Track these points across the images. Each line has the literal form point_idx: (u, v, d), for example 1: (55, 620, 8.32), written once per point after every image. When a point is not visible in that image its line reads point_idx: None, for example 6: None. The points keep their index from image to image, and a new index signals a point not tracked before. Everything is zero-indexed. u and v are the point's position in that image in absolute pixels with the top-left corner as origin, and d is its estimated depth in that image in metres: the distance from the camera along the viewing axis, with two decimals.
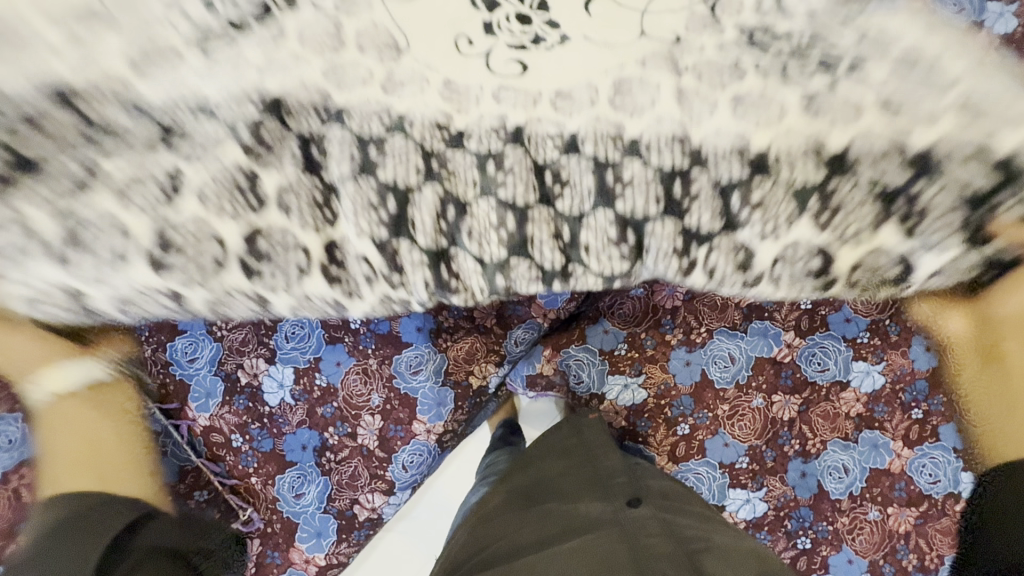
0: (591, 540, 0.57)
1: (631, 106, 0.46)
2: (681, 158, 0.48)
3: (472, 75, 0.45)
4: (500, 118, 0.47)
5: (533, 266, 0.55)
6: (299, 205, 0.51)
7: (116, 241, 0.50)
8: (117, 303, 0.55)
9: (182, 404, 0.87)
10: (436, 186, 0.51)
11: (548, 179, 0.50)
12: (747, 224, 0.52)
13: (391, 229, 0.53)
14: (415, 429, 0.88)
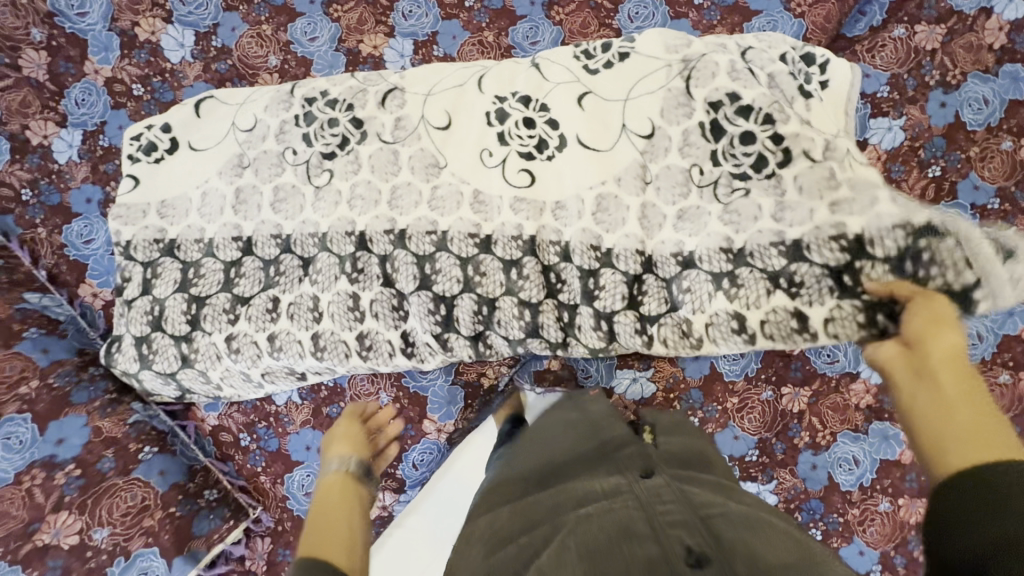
0: (597, 509, 0.58)
1: (605, 224, 0.79)
2: (637, 266, 0.79)
3: (494, 173, 0.83)
4: (518, 228, 0.81)
5: (542, 341, 0.81)
6: (383, 310, 0.81)
7: (270, 345, 0.81)
8: (262, 377, 0.83)
9: (188, 405, 0.88)
10: (472, 293, 0.81)
11: (550, 277, 0.81)
12: (684, 304, 0.78)
13: (444, 325, 0.81)
14: (425, 428, 0.88)
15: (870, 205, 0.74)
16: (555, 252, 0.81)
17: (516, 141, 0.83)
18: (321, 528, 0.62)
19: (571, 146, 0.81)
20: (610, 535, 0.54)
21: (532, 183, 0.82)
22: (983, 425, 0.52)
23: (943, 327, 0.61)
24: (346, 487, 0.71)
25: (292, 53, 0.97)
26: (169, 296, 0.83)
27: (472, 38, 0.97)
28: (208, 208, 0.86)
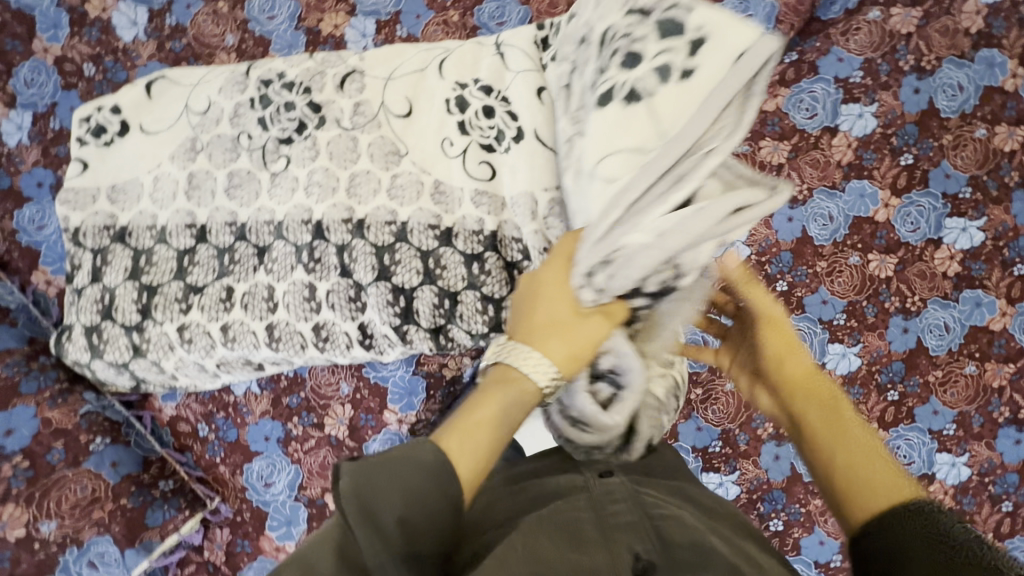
0: (548, 509, 0.54)
1: (558, 230, 0.76)
2: None
3: (454, 165, 0.80)
4: (478, 222, 0.79)
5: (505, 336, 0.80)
6: (339, 301, 0.79)
7: (223, 334, 0.79)
8: (217, 367, 0.81)
9: (144, 396, 0.88)
10: (432, 285, 0.79)
11: (512, 271, 0.79)
12: None
13: (403, 318, 0.79)
14: (386, 419, 0.87)
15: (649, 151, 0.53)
16: (516, 250, 0.79)
17: (476, 131, 0.80)
18: (469, 436, 0.48)
19: (527, 140, 0.77)
20: (554, 537, 0.49)
21: (492, 177, 0.79)
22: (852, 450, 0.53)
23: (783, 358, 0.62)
24: (522, 398, 0.52)
25: (249, 32, 0.94)
26: (120, 285, 0.81)
27: (437, 18, 0.94)
28: (161, 193, 0.83)
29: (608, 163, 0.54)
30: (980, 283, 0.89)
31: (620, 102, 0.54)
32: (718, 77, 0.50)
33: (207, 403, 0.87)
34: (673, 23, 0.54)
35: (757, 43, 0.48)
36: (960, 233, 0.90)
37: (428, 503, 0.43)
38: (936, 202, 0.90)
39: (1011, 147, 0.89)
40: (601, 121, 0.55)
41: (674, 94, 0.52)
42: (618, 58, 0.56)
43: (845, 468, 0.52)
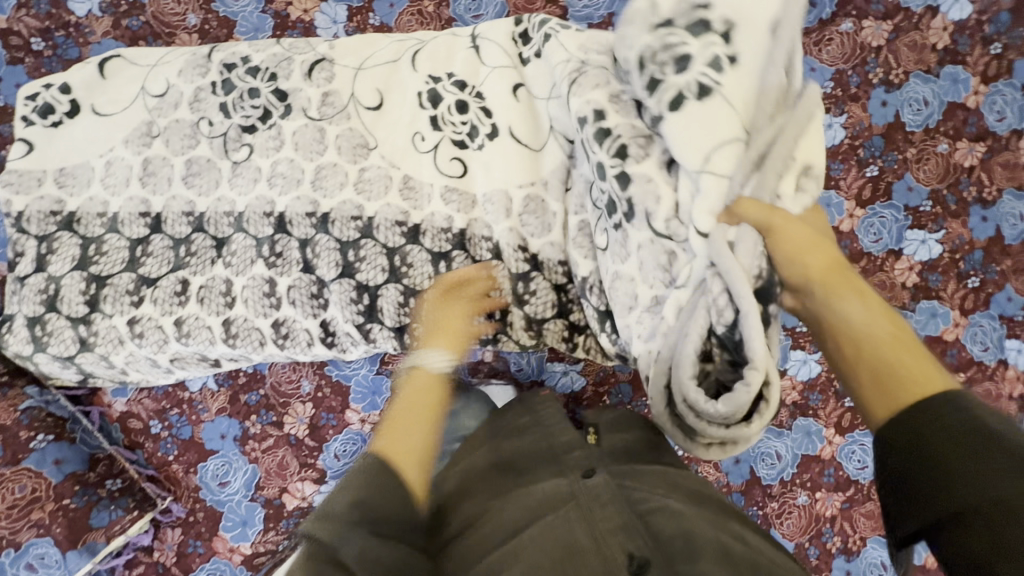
0: (541, 525, 0.51)
1: (532, 227, 0.76)
2: (562, 277, 0.77)
3: (424, 160, 0.79)
4: (447, 220, 0.77)
5: (471, 335, 0.79)
6: (300, 297, 0.77)
7: (177, 328, 0.76)
8: (171, 362, 0.78)
9: (93, 390, 0.85)
10: (397, 284, 0.77)
11: (480, 272, 0.78)
12: (572, 311, 0.78)
13: (366, 315, 0.77)
14: (348, 418, 0.84)
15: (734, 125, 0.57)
16: (486, 249, 0.77)
17: (449, 127, 0.79)
18: (393, 424, 0.56)
19: (503, 137, 0.77)
20: (552, 556, 0.48)
21: (463, 173, 0.78)
22: (901, 355, 0.48)
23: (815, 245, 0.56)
24: (427, 385, 0.61)
25: (213, 12, 0.90)
26: (67, 274, 0.77)
27: (411, 8, 0.91)
28: (113, 178, 0.79)
29: (717, 158, 0.57)
30: (936, 294, 0.92)
31: (696, 99, 0.58)
32: (762, 54, 0.59)
33: (161, 398, 0.84)
34: (700, 20, 0.60)
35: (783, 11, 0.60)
36: (920, 245, 0.92)
37: (353, 474, 0.49)
38: (899, 214, 0.92)
39: (971, 163, 0.91)
40: (684, 125, 0.58)
41: (737, 78, 0.58)
42: (671, 66, 0.59)
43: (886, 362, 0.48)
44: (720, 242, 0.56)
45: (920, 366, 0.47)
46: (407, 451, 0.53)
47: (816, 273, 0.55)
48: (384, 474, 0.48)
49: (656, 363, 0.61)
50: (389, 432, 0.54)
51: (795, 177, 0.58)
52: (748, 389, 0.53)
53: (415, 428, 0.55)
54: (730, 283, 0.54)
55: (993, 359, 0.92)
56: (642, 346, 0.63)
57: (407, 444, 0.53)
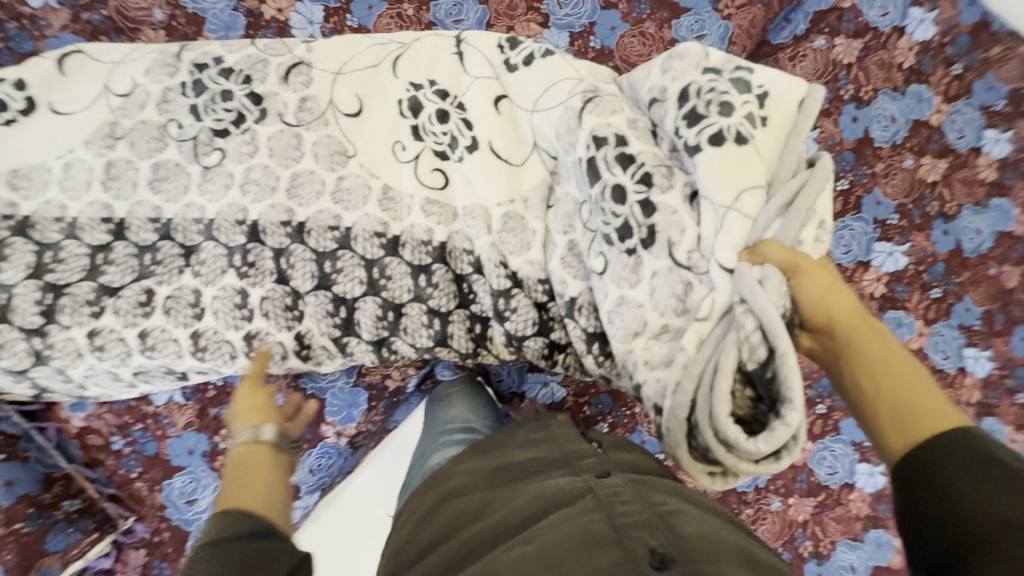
0: (554, 520, 0.49)
1: (511, 245, 0.76)
2: (543, 296, 0.77)
3: (404, 170, 0.77)
4: (427, 232, 0.76)
5: (451, 349, 0.78)
6: (274, 309, 0.74)
7: (142, 341, 0.73)
8: (134, 375, 0.74)
9: (50, 405, 0.78)
10: (375, 297, 0.75)
11: (461, 286, 0.77)
12: (553, 329, 0.78)
13: (343, 329, 0.75)
14: (323, 432, 0.82)
15: (757, 173, 0.66)
16: (467, 262, 0.77)
17: (430, 137, 0.78)
18: (239, 485, 0.59)
19: (482, 151, 0.77)
20: (570, 546, 0.45)
21: (444, 185, 0.77)
22: (916, 392, 0.54)
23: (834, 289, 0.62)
24: (254, 456, 0.64)
25: (182, 8, 0.86)
26: (18, 283, 0.72)
27: (390, 10, 0.89)
28: (72, 181, 0.75)
29: (745, 198, 0.65)
30: (902, 304, 0.97)
31: (734, 142, 0.66)
32: (790, 122, 0.70)
33: (123, 413, 0.80)
34: (741, 80, 0.70)
35: (810, 92, 0.70)
36: (887, 258, 0.97)
37: (214, 524, 0.51)
38: (867, 226, 0.97)
39: (935, 178, 0.95)
40: (719, 161, 0.66)
41: (763, 136, 0.69)
42: (714, 107, 0.68)
43: (904, 399, 0.54)
44: (751, 280, 0.61)
45: (933, 403, 0.53)
46: (262, 501, 0.57)
47: (835, 315, 0.61)
48: (238, 517, 0.52)
49: (675, 397, 0.64)
50: (239, 490, 0.58)
51: (813, 228, 0.65)
52: (787, 427, 0.56)
53: (267, 484, 0.60)
54: (764, 323, 0.59)
55: (952, 367, 0.96)
56: (649, 372, 0.68)
57: (249, 483, 0.59)
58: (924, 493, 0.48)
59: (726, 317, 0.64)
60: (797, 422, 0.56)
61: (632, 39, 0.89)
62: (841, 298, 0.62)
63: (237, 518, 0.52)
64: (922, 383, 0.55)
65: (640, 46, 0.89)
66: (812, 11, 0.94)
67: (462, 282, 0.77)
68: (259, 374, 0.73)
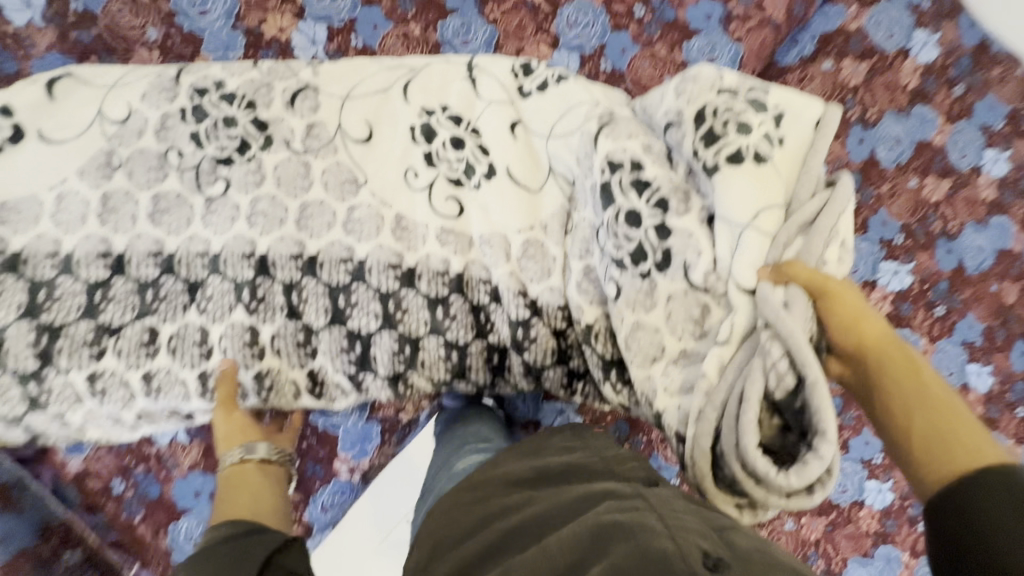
0: (599, 509, 0.50)
1: (531, 272, 0.74)
2: (561, 322, 0.74)
3: (418, 199, 0.75)
4: (443, 262, 0.74)
5: (469, 382, 0.76)
6: (286, 346, 0.71)
7: (145, 383, 0.69)
8: (137, 417, 0.71)
9: (42, 449, 0.75)
10: (391, 331, 0.73)
11: (479, 317, 0.75)
12: (573, 358, 0.76)
13: (358, 365, 0.73)
14: (336, 468, 0.81)
15: (776, 193, 0.63)
16: (484, 292, 0.75)
17: (444, 164, 0.76)
18: (236, 500, 0.65)
19: (500, 177, 0.75)
20: (616, 533, 0.46)
21: (459, 214, 0.76)
22: (952, 426, 0.52)
23: (867, 313, 0.59)
24: (248, 476, 0.69)
25: (176, 26, 0.82)
26: (11, 324, 0.68)
27: (396, 30, 0.86)
28: (66, 214, 0.71)
29: (764, 217, 0.63)
30: (907, 322, 0.97)
31: (753, 161, 0.64)
32: (808, 142, 0.66)
33: (123, 455, 0.76)
34: (757, 100, 0.67)
35: (827, 111, 0.67)
36: (894, 276, 0.97)
37: (216, 528, 0.58)
38: (874, 246, 0.96)
39: (937, 198, 0.97)
40: (738, 180, 0.63)
41: (782, 157, 0.65)
42: (732, 126, 0.65)
43: (938, 433, 0.52)
44: (776, 304, 0.58)
45: (972, 440, 0.51)
46: (259, 515, 0.63)
47: (865, 340, 0.58)
48: (237, 522, 0.59)
49: (697, 425, 0.60)
50: (237, 503, 0.64)
51: (836, 249, 0.63)
52: (820, 460, 0.52)
53: (262, 499, 0.66)
54: (792, 347, 0.55)
55: (956, 383, 0.98)
56: (670, 399, 0.65)
57: (241, 497, 0.65)
58: (963, 529, 0.46)
59: (749, 340, 0.61)
60: (831, 455, 0.52)
61: (644, 61, 0.88)
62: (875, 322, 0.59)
63: (236, 523, 0.59)
64: (960, 417, 0.53)
65: (651, 69, 0.88)
66: (819, 32, 0.94)
67: (480, 313, 0.75)
68: (230, 397, 0.70)
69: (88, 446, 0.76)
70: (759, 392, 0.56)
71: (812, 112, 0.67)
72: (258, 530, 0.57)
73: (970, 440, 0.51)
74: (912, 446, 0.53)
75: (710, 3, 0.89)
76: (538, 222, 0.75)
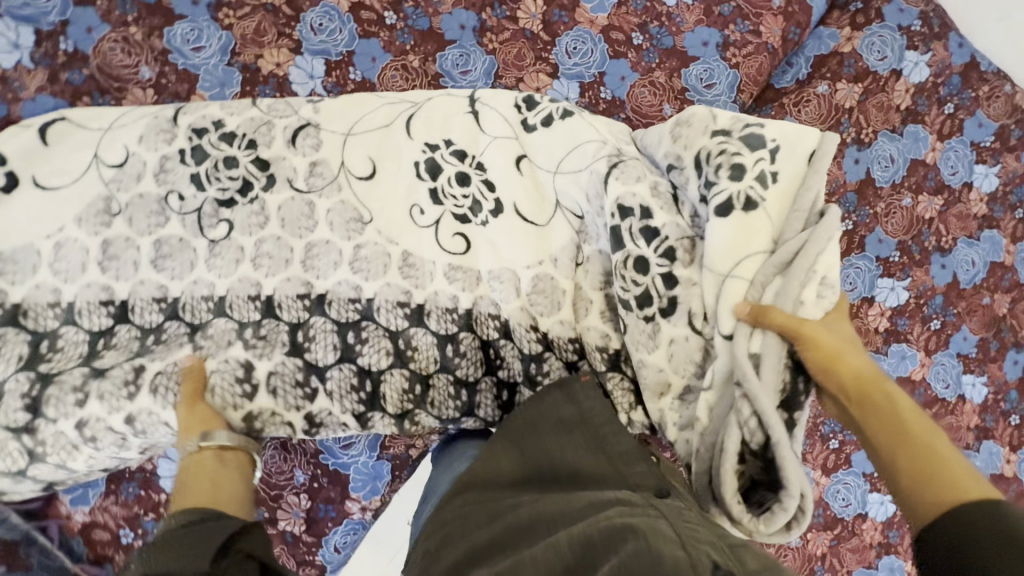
0: (605, 514, 0.46)
1: (540, 306, 0.74)
2: (573, 355, 0.74)
3: (424, 235, 0.75)
4: (452, 299, 0.74)
5: (477, 419, 0.74)
6: (284, 385, 0.70)
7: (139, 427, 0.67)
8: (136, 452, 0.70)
9: (48, 501, 0.74)
10: (402, 368, 0.73)
11: (489, 354, 0.75)
12: None
13: (368, 404, 0.72)
14: (348, 509, 0.80)
15: (756, 238, 0.64)
16: (494, 327, 0.75)
17: (450, 201, 0.75)
18: (191, 485, 0.60)
19: (507, 214, 0.75)
20: (622, 540, 0.42)
21: (466, 250, 0.75)
22: (932, 462, 0.51)
23: (842, 348, 0.59)
24: (205, 460, 0.63)
25: (170, 64, 0.80)
26: (10, 379, 0.66)
27: (395, 62, 0.86)
28: (65, 263, 0.69)
29: (744, 265, 0.63)
30: (904, 337, 0.98)
31: (742, 211, 0.64)
32: (799, 176, 0.65)
33: (131, 503, 0.75)
34: (754, 136, 0.67)
35: (823, 142, 0.66)
36: (890, 293, 0.98)
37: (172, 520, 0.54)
38: (871, 264, 0.97)
39: (931, 215, 0.98)
40: (722, 231, 0.64)
41: (776, 195, 0.65)
42: (724, 172, 0.65)
43: (919, 470, 0.51)
44: (744, 359, 0.60)
45: (954, 474, 0.49)
46: (217, 499, 0.59)
47: (842, 377, 0.58)
48: (194, 511, 0.55)
49: (698, 461, 0.63)
50: (192, 490, 0.59)
51: (814, 286, 0.61)
52: (786, 512, 0.55)
53: (220, 482, 0.62)
54: (760, 408, 0.57)
55: (952, 394, 1.00)
56: (676, 433, 0.67)
57: (193, 483, 0.61)
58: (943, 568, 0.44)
59: (728, 388, 0.62)
60: (795, 507, 0.56)
61: (643, 89, 0.89)
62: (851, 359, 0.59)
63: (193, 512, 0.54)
64: (942, 452, 0.52)
65: (651, 96, 0.88)
66: (813, 55, 0.96)
67: (489, 351, 0.75)
68: (197, 391, 0.67)
69: (95, 496, 0.74)
70: (737, 443, 0.58)
71: (801, 144, 0.66)
72: (211, 517, 0.53)
73: (952, 476, 0.49)
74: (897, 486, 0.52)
75: (707, 30, 0.90)
76: (547, 257, 0.75)
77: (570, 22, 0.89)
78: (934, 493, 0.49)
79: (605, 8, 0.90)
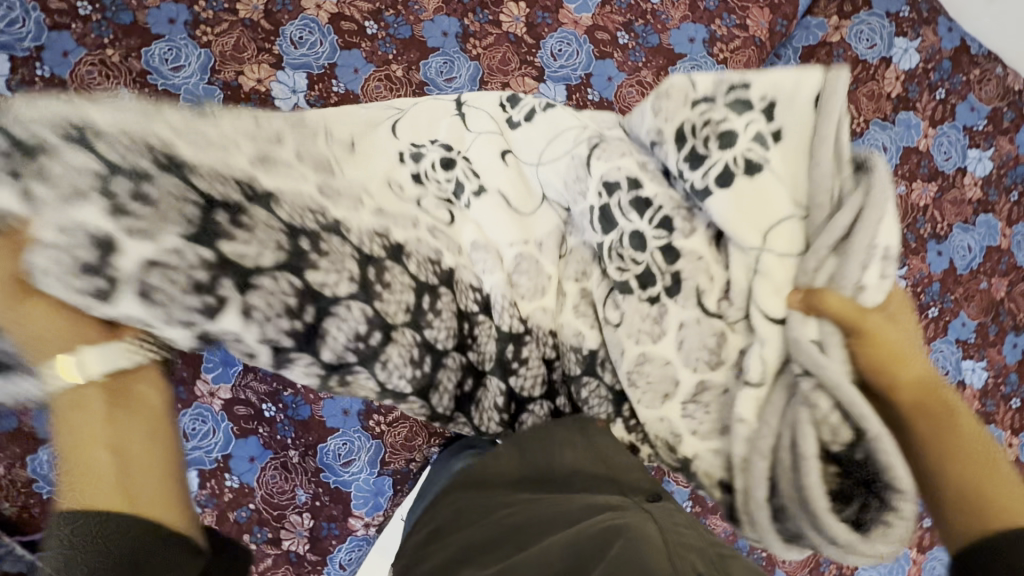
0: (592, 519, 0.44)
1: (524, 288, 0.63)
2: (579, 367, 0.65)
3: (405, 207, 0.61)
4: (436, 249, 0.59)
5: (425, 403, 0.58)
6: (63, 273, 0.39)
7: None
8: None
9: None
10: (366, 302, 0.50)
11: (461, 325, 0.59)
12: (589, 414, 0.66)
13: (298, 340, 0.47)
14: (352, 526, 0.80)
15: (780, 202, 0.54)
16: (475, 299, 0.61)
17: (432, 183, 0.64)
18: (82, 473, 0.39)
19: (491, 195, 0.64)
20: (609, 549, 0.41)
21: (448, 222, 0.63)
22: (983, 472, 0.50)
23: (905, 344, 0.52)
24: (87, 410, 0.42)
25: (148, 85, 0.79)
26: None
27: (378, 72, 0.84)
28: None
29: (774, 234, 0.53)
30: None
31: (745, 176, 0.54)
32: (811, 124, 0.54)
33: None
34: (742, 98, 0.55)
35: (829, 81, 0.53)
36: None
37: (95, 529, 0.37)
38: None
39: (925, 203, 0.98)
40: (730, 201, 0.54)
41: (786, 155, 0.54)
42: (714, 143, 0.55)
43: (975, 484, 0.50)
44: (809, 347, 0.50)
45: (1005, 487, 0.50)
46: (139, 480, 0.41)
47: (902, 380, 0.51)
48: (124, 523, 0.37)
49: (745, 475, 0.54)
50: (87, 482, 0.39)
51: (878, 265, 0.50)
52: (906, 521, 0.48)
53: (122, 458, 0.41)
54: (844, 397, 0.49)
55: (953, 380, 0.99)
56: (699, 444, 0.58)
57: (88, 471, 0.39)
58: None
59: (781, 380, 0.54)
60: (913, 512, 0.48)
61: (630, 89, 0.88)
62: (913, 357, 0.52)
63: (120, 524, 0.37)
64: (990, 460, 0.51)
65: (639, 96, 0.87)
66: (802, 46, 0.94)
67: (464, 327, 0.59)
68: None
69: None
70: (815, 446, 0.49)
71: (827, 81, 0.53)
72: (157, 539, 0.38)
73: (998, 489, 0.50)
74: (946, 498, 0.51)
75: (692, 26, 0.90)
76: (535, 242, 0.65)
77: (554, 25, 0.88)
78: (992, 508, 0.49)
79: (589, 9, 0.89)
